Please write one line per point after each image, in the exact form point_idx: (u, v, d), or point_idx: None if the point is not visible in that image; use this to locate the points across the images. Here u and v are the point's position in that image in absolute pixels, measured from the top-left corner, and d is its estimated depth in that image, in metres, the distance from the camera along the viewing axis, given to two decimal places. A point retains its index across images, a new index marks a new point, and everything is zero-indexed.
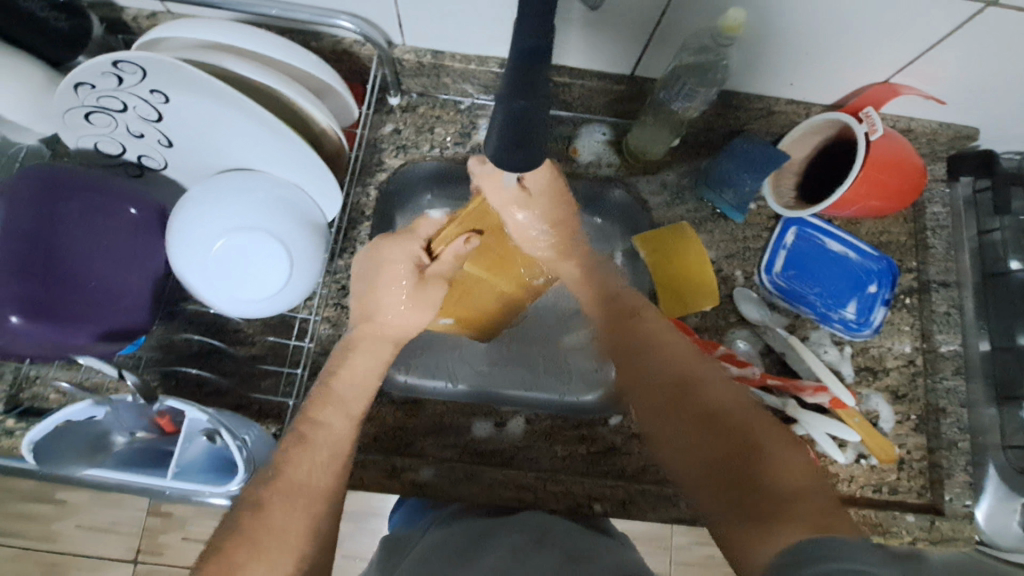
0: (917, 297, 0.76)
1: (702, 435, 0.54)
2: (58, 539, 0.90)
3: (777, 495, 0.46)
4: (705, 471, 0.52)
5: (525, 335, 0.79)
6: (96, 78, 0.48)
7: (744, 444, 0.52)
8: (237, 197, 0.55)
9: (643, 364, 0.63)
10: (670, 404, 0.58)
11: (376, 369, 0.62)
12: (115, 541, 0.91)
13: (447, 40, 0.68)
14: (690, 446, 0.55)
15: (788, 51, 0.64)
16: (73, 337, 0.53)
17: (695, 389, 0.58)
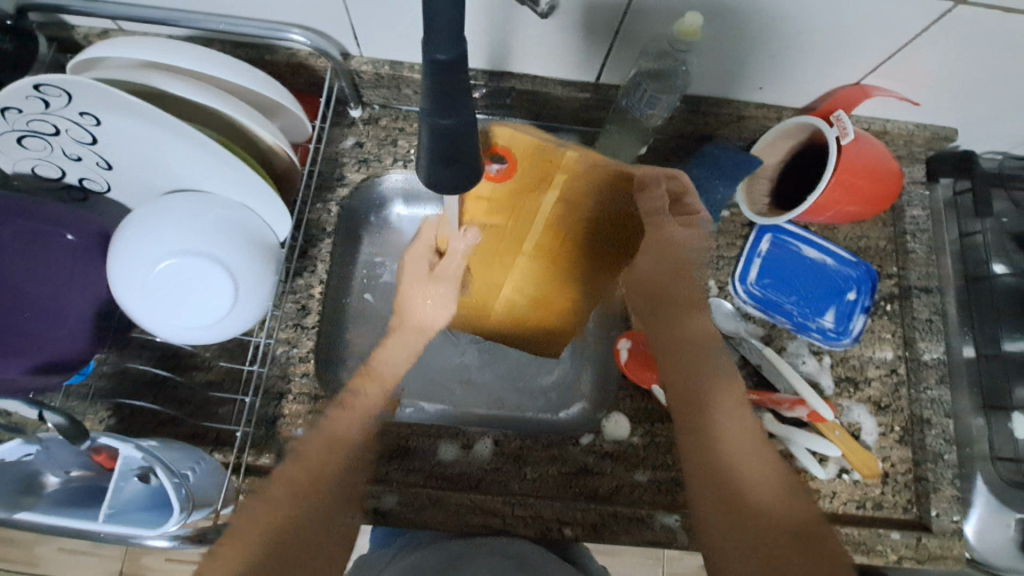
0: (898, 303, 0.73)
1: (729, 468, 0.57)
2: (38, 562, 0.88)
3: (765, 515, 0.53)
4: (729, 500, 0.55)
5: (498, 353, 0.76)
6: (21, 102, 0.46)
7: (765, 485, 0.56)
8: (178, 220, 0.53)
9: (682, 375, 0.63)
10: (699, 425, 0.60)
11: (404, 356, 0.68)
12: (93, 564, 0.88)
13: (403, 49, 0.66)
14: (712, 472, 0.57)
15: (753, 53, 0.61)
16: (2, 370, 0.51)
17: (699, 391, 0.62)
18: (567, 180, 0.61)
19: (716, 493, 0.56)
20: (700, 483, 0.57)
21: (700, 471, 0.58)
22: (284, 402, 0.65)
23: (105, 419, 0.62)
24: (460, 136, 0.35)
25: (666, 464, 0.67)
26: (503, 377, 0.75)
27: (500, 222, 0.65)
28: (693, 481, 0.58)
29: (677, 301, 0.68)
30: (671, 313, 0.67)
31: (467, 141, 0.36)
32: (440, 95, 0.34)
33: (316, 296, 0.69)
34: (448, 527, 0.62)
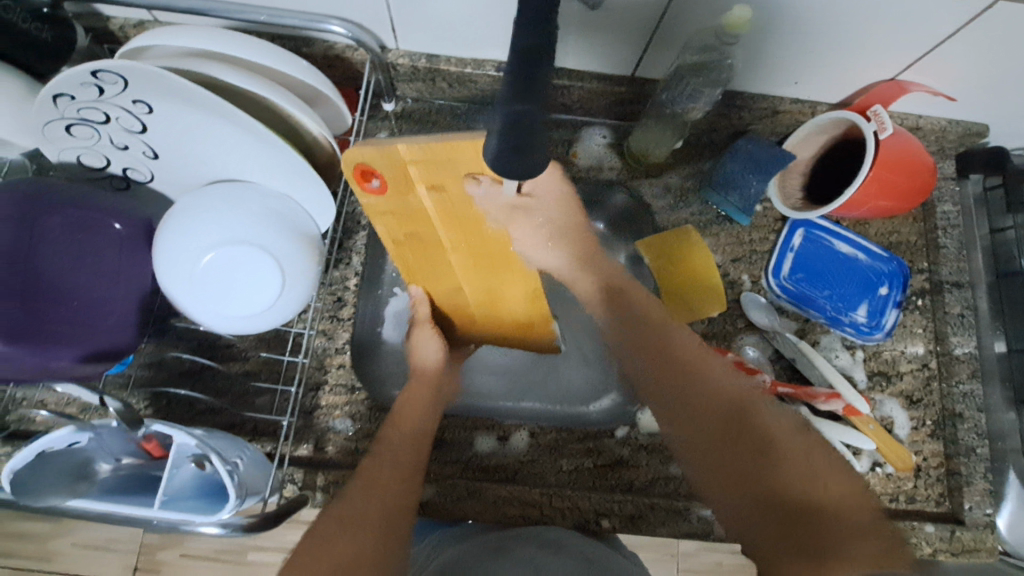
0: (929, 299, 0.74)
1: (748, 471, 0.55)
2: (54, 557, 0.85)
3: (804, 509, 0.51)
4: (757, 505, 0.54)
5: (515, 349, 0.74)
6: (75, 89, 0.46)
7: (794, 474, 0.53)
8: (226, 209, 0.53)
9: (675, 395, 0.61)
10: (702, 439, 0.58)
11: (427, 401, 0.64)
12: (110, 560, 0.86)
13: (442, 44, 0.67)
14: (731, 482, 0.56)
15: (794, 49, 0.62)
16: (55, 358, 0.51)
17: (710, 393, 0.60)
18: (418, 170, 0.48)
19: (747, 493, 0.54)
20: (725, 496, 0.56)
21: (720, 482, 0.56)
22: (322, 392, 0.66)
23: (144, 408, 0.62)
24: (530, 126, 0.37)
25: None
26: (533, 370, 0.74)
27: (407, 230, 0.56)
28: (716, 497, 0.56)
29: (655, 321, 0.66)
30: (658, 333, 0.65)
31: (537, 136, 0.37)
32: (518, 84, 0.36)
33: (352, 288, 0.70)
34: (486, 518, 0.63)
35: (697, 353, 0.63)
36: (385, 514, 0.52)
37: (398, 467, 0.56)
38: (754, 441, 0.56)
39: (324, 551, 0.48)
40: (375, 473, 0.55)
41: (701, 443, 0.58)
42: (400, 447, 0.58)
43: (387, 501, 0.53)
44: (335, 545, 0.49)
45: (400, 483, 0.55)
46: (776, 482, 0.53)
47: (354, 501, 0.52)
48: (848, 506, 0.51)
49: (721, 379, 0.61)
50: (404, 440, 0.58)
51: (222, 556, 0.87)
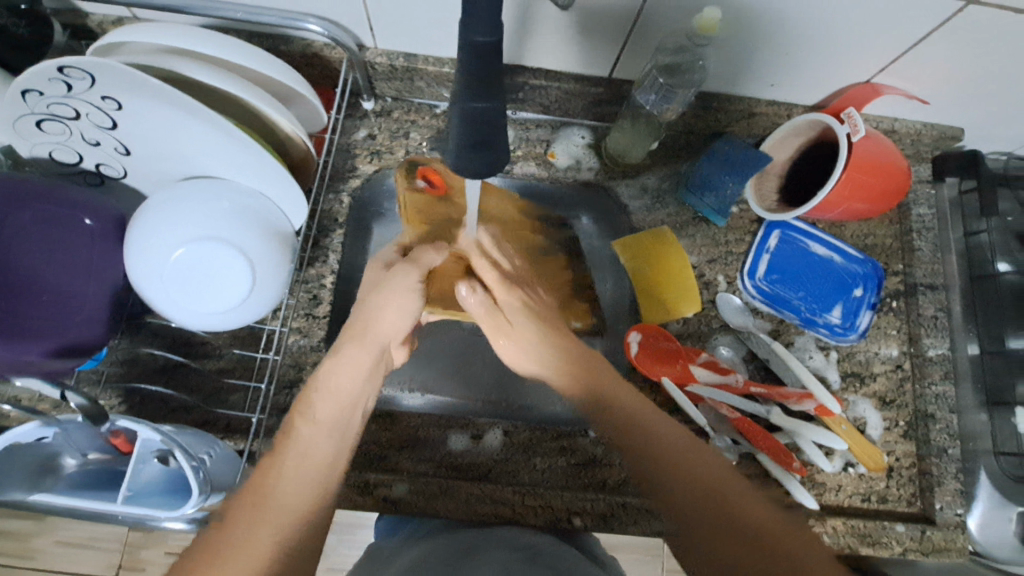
0: (904, 301, 0.74)
1: (696, 500, 0.56)
2: (37, 555, 0.85)
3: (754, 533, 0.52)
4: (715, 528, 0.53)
5: (488, 356, 0.74)
6: (44, 85, 0.46)
7: (738, 496, 0.55)
8: (197, 206, 0.53)
9: (618, 434, 0.62)
10: (656, 473, 0.58)
11: (359, 376, 0.61)
12: (92, 558, 0.86)
13: (418, 43, 0.67)
14: (689, 515, 0.55)
15: (767, 51, 0.62)
16: (23, 353, 0.50)
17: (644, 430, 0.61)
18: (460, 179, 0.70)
19: (700, 518, 0.54)
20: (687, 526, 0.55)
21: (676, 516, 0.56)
22: (296, 390, 0.65)
23: (116, 404, 0.62)
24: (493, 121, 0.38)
25: None
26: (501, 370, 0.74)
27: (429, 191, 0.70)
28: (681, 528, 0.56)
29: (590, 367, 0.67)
30: (595, 374, 0.66)
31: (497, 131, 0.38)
32: (474, 79, 0.37)
33: (327, 286, 0.69)
34: (458, 516, 0.63)
35: (629, 394, 0.64)
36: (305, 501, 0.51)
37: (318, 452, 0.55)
38: (692, 475, 0.57)
39: (228, 539, 0.46)
40: (293, 470, 0.52)
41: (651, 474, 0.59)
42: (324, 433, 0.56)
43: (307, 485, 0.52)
44: (262, 532, 0.47)
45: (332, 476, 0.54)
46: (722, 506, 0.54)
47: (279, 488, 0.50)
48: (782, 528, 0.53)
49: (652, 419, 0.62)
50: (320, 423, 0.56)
51: None
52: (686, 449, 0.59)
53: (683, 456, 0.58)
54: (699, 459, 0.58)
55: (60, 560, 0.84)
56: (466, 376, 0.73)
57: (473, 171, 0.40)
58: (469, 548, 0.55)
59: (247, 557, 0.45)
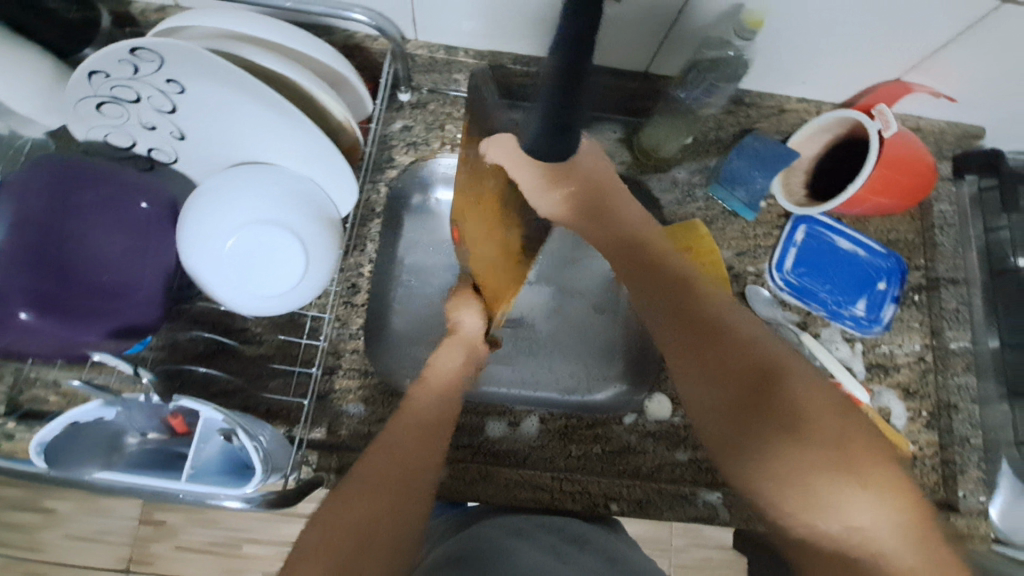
0: (926, 295, 0.76)
1: (865, 466, 0.44)
2: (45, 548, 0.85)
3: (788, 419, 0.47)
4: (895, 510, 0.43)
5: (556, 339, 0.77)
6: (111, 66, 0.46)
7: (794, 412, 0.47)
8: (252, 193, 0.54)
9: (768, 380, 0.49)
10: (798, 406, 0.47)
11: (434, 402, 0.58)
12: (105, 551, 0.85)
13: (461, 35, 0.68)
14: (805, 467, 0.45)
15: (805, 47, 0.64)
16: (85, 333, 0.51)
17: (698, 311, 0.55)
18: None
19: (749, 403, 0.48)
20: (830, 520, 0.43)
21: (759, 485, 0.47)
22: (336, 376, 0.67)
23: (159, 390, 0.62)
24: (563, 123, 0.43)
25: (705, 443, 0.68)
26: (566, 341, 0.77)
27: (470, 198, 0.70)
28: (822, 483, 0.44)
29: (682, 281, 0.58)
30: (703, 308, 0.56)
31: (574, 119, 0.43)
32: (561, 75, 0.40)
33: (366, 275, 0.71)
34: (499, 502, 0.64)
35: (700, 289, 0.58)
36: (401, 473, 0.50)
37: (405, 436, 0.53)
38: (724, 360, 0.51)
39: (345, 507, 0.47)
40: (377, 451, 0.51)
41: (695, 363, 0.53)
42: (377, 488, 0.48)
43: (412, 458, 0.52)
44: (359, 503, 0.47)
45: (388, 535, 0.46)
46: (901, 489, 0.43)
47: (322, 526, 0.45)
48: (850, 449, 0.45)
49: (711, 305, 0.55)
50: (376, 472, 0.50)
51: (216, 547, 0.88)
52: (756, 347, 0.51)
53: (744, 348, 0.51)
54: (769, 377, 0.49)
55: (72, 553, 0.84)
56: (536, 358, 0.76)
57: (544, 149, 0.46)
58: (511, 534, 0.56)
59: (346, 518, 0.46)
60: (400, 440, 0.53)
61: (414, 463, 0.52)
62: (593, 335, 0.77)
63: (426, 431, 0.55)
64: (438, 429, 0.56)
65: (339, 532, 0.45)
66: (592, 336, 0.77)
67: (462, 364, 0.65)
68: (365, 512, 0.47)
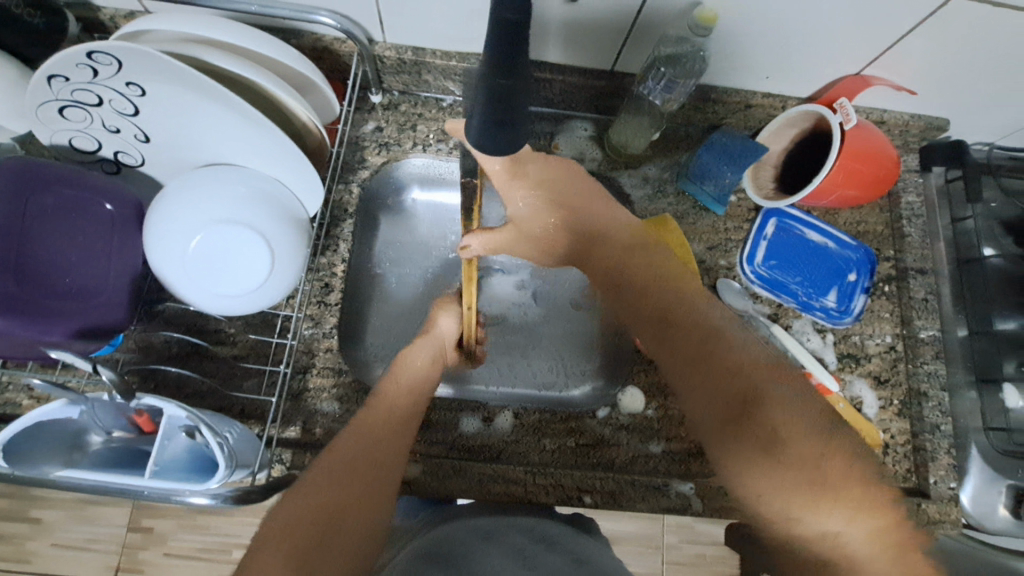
0: (896, 285, 0.77)
1: (836, 482, 0.48)
2: (33, 558, 0.84)
3: (775, 435, 0.50)
4: (868, 521, 0.47)
5: (535, 334, 0.79)
6: (70, 69, 0.47)
7: (775, 424, 0.51)
8: (215, 191, 0.55)
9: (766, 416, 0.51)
10: (783, 427, 0.50)
11: (409, 403, 0.61)
12: (93, 559, 0.85)
13: (427, 37, 0.69)
14: (786, 494, 0.49)
15: (762, 42, 0.65)
16: (48, 334, 0.51)
17: (690, 324, 0.60)
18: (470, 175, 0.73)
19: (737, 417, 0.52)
20: (806, 528, 0.48)
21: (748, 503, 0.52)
22: (309, 375, 0.67)
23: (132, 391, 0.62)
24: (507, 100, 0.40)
25: (678, 435, 0.69)
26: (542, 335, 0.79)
27: None
28: (810, 513, 0.48)
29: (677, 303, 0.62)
30: (705, 323, 0.60)
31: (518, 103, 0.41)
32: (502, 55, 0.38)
33: (338, 274, 0.70)
34: (472, 496, 0.64)
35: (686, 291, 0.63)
36: (371, 462, 0.54)
37: (379, 429, 0.57)
38: (719, 365, 0.55)
39: (304, 492, 0.50)
40: (344, 445, 0.54)
41: (693, 376, 0.57)
42: (344, 481, 0.51)
43: (382, 451, 0.55)
44: (328, 492, 0.50)
45: (353, 530, 0.49)
46: (883, 509, 0.47)
47: (284, 512, 0.48)
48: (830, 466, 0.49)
49: (703, 313, 0.60)
50: (331, 477, 0.51)
51: (206, 553, 0.88)
52: (742, 358, 0.55)
53: (734, 362, 0.55)
54: (755, 388, 0.53)
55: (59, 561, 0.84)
56: (514, 356, 0.78)
57: (488, 147, 0.44)
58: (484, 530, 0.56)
59: (308, 499, 0.49)
60: (371, 433, 0.56)
61: (382, 455, 0.55)
62: (570, 329, 0.79)
63: (395, 424, 0.58)
64: (406, 433, 0.58)
65: (300, 516, 0.48)
66: (569, 330, 0.79)
67: (430, 364, 0.66)
68: (330, 498, 0.50)
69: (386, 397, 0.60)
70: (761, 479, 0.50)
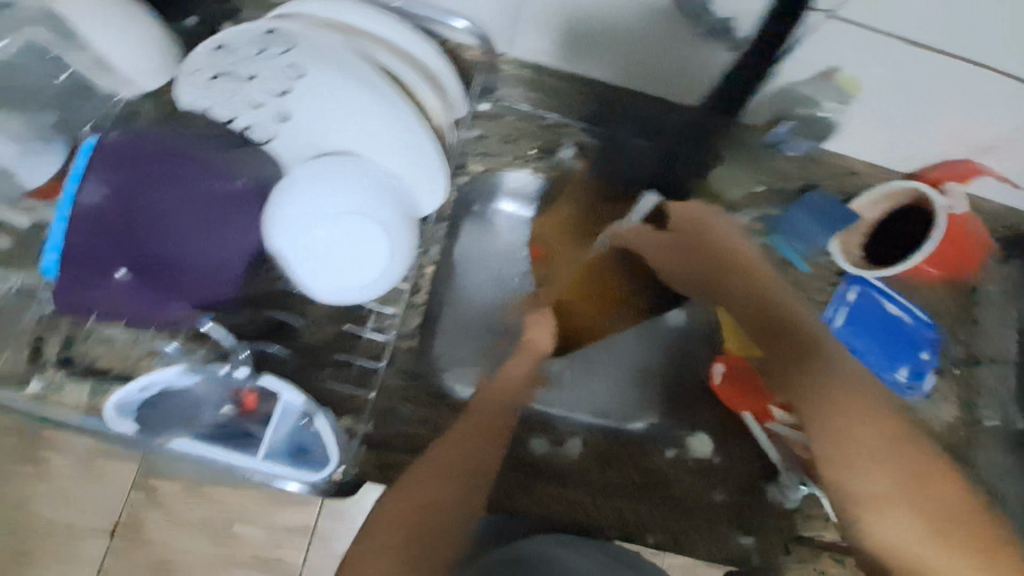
0: (965, 369, 0.78)
1: (946, 514, 0.48)
2: (28, 511, 0.79)
3: (883, 449, 0.51)
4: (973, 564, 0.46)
5: (611, 365, 0.76)
6: (243, 42, 0.50)
7: (880, 436, 0.51)
8: (344, 182, 0.53)
9: (897, 447, 0.51)
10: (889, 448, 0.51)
11: (499, 413, 0.63)
12: (88, 521, 0.79)
13: (551, 55, 0.68)
14: (888, 508, 0.49)
15: (891, 115, 0.65)
16: (172, 304, 0.55)
17: (794, 333, 0.60)
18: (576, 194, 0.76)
19: (844, 415, 0.53)
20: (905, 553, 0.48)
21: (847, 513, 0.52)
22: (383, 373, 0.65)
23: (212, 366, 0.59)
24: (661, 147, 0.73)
25: (741, 488, 0.69)
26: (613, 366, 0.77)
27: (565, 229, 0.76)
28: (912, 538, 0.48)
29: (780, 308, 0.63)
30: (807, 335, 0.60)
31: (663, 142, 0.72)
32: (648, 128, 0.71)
33: (428, 275, 0.70)
34: (538, 513, 0.65)
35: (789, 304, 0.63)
36: (466, 466, 0.55)
37: (472, 437, 0.59)
38: (822, 371, 0.56)
39: (405, 493, 0.51)
40: (441, 450, 0.56)
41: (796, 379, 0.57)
42: (440, 480, 0.53)
43: (476, 456, 0.56)
44: (423, 491, 0.52)
45: (450, 523, 0.50)
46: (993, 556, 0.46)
47: (387, 508, 0.50)
48: (937, 499, 0.49)
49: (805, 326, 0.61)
50: (425, 477, 0.53)
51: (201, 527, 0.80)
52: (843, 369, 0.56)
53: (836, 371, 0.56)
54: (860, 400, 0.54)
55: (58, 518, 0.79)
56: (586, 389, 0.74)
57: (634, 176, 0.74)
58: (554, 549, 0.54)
59: (407, 496, 0.51)
60: (467, 439, 0.58)
61: (475, 459, 0.56)
62: (645, 366, 0.76)
63: (490, 432, 0.61)
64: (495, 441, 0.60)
65: (400, 511, 0.50)
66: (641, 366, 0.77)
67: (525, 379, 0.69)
68: (428, 496, 0.51)
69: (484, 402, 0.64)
70: (861, 485, 0.50)
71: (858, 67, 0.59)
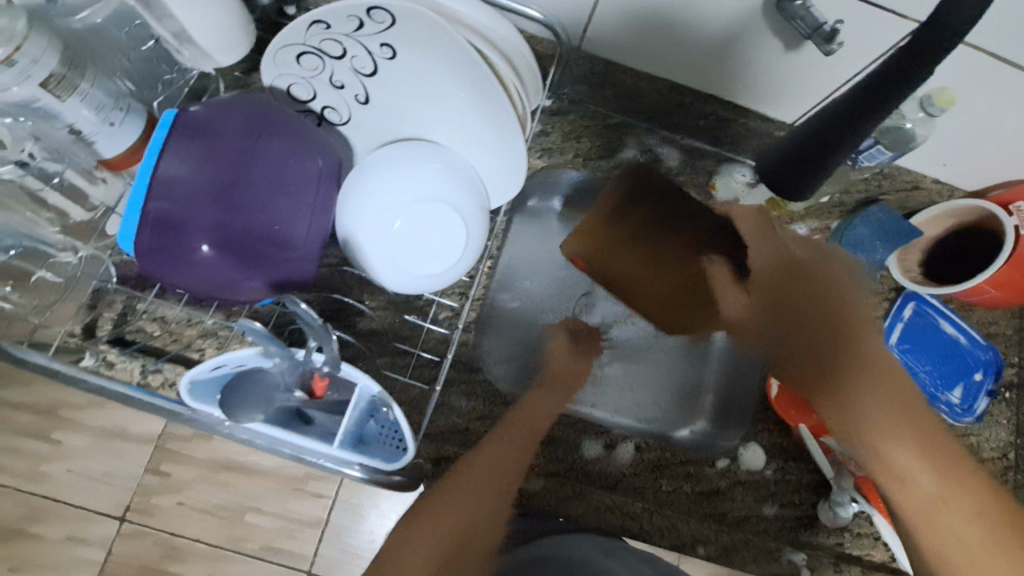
0: (1016, 393, 0.77)
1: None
2: (44, 480, 0.77)
3: (960, 490, 0.46)
4: None
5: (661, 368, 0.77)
6: (339, 20, 0.47)
7: (956, 475, 0.47)
8: (423, 168, 0.53)
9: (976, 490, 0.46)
10: (961, 484, 0.46)
11: (539, 420, 0.64)
12: (107, 495, 0.78)
13: (624, 55, 0.65)
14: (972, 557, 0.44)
15: (970, 134, 0.64)
16: (250, 278, 0.52)
17: (857, 355, 0.54)
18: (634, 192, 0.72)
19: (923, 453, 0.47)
20: None
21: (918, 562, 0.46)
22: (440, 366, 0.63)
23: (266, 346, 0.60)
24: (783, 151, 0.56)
25: (793, 502, 0.68)
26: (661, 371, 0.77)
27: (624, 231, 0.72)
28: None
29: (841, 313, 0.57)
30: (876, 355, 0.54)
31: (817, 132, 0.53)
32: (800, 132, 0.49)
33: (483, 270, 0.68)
34: (590, 522, 0.64)
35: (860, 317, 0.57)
36: (505, 475, 0.57)
37: (513, 442, 0.60)
38: (896, 402, 0.50)
39: (447, 498, 0.54)
40: (483, 453, 0.58)
41: (870, 406, 0.51)
42: (482, 489, 0.55)
43: (513, 464, 0.58)
44: (463, 499, 0.54)
45: (487, 526, 0.53)
46: None
47: (434, 507, 0.53)
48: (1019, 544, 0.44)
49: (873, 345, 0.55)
50: (470, 483, 0.55)
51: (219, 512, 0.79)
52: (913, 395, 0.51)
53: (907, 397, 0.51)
54: (941, 440, 0.48)
55: (75, 489, 0.77)
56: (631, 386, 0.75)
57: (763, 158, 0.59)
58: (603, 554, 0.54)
59: (450, 501, 0.53)
60: (510, 444, 0.59)
61: (513, 469, 0.58)
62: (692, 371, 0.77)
63: (525, 441, 0.61)
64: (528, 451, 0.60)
65: (443, 518, 0.53)
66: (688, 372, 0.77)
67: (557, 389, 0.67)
68: (469, 505, 0.53)
69: (525, 415, 0.63)
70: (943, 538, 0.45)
71: (950, 82, 0.57)
